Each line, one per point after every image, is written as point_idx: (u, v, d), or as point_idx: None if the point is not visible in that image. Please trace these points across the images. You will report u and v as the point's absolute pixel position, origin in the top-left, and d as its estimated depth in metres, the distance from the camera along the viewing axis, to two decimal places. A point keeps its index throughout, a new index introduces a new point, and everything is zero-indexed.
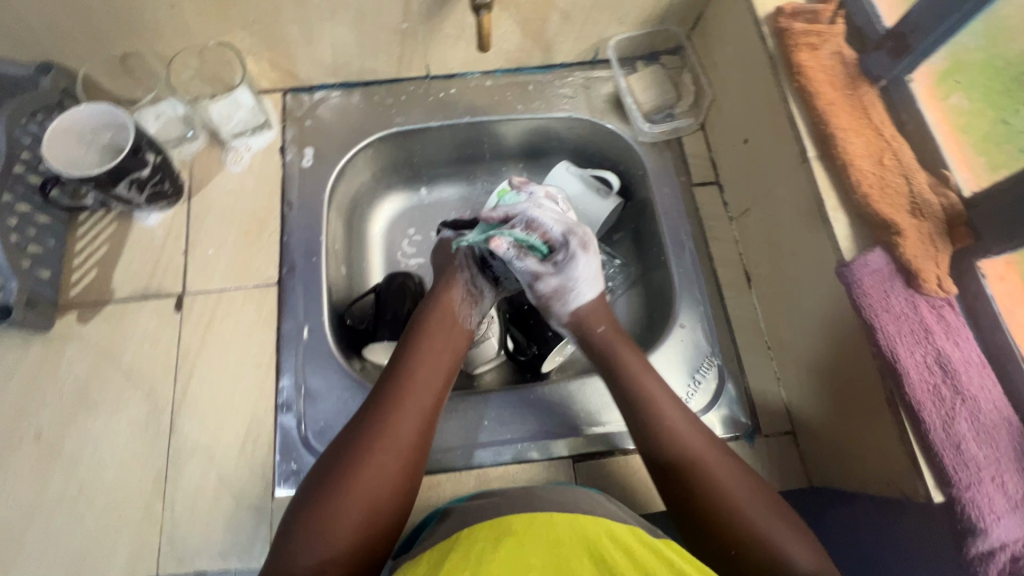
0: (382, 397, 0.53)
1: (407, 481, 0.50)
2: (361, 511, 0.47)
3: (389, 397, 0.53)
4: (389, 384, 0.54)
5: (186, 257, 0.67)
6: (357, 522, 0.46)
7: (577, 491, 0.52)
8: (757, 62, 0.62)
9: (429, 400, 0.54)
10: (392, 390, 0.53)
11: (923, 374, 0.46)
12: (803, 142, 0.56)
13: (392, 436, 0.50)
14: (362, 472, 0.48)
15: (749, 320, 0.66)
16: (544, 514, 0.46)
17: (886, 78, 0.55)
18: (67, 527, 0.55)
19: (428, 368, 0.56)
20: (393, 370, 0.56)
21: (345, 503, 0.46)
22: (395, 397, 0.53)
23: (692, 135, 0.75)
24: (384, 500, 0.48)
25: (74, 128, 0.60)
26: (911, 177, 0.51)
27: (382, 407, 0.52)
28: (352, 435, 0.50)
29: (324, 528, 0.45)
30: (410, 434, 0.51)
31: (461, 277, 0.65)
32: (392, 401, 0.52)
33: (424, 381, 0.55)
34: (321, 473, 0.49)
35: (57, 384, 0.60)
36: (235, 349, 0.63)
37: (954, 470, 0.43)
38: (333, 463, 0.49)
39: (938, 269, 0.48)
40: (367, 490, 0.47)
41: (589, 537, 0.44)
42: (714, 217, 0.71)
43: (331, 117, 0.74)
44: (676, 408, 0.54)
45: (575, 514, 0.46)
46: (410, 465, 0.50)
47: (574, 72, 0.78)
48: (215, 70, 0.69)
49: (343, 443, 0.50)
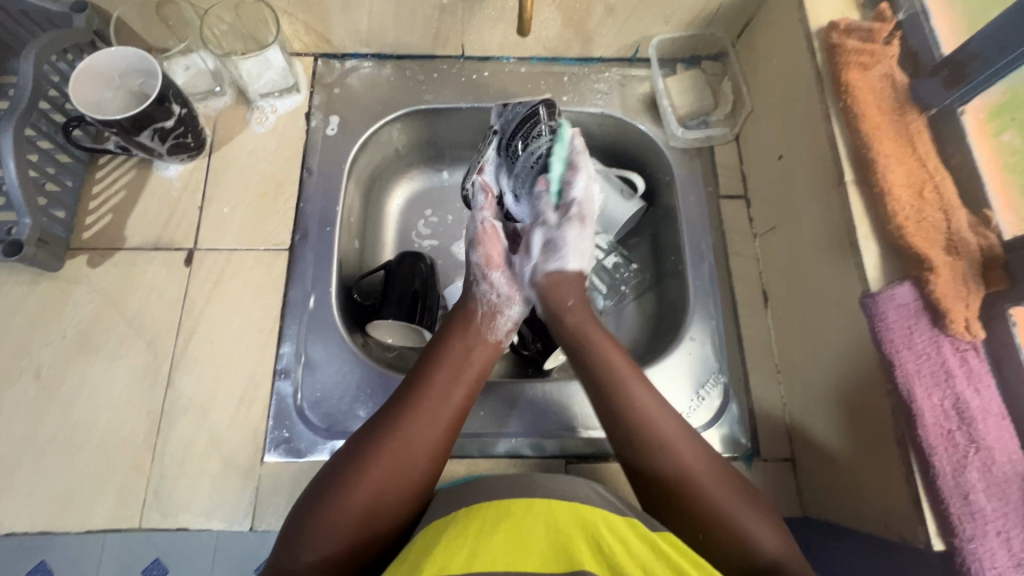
0: (402, 400, 0.51)
1: (416, 491, 0.48)
2: (364, 513, 0.46)
3: (409, 401, 0.51)
4: (410, 390, 0.53)
5: (200, 213, 0.66)
6: (359, 524, 0.45)
7: (580, 483, 0.50)
8: (804, 76, 0.59)
9: (449, 413, 0.52)
10: (412, 396, 0.52)
11: (938, 418, 0.44)
12: (841, 165, 0.53)
13: (406, 442, 0.49)
14: (371, 476, 0.47)
15: (761, 340, 0.65)
16: (540, 502, 0.46)
17: (936, 107, 0.53)
18: (57, 466, 0.56)
19: (452, 377, 0.54)
20: (418, 373, 0.54)
21: (349, 504, 0.45)
22: (414, 400, 0.51)
23: (725, 145, 0.73)
24: (390, 506, 0.47)
25: (104, 72, 0.60)
26: (951, 213, 0.49)
27: (399, 412, 0.51)
28: (367, 436, 0.49)
29: (326, 526, 0.44)
30: (425, 441, 0.50)
31: (479, 287, 0.61)
32: (412, 405, 0.51)
33: (446, 387, 0.53)
34: (332, 469, 0.48)
35: (61, 324, 0.60)
36: (240, 311, 0.63)
37: (958, 519, 0.42)
38: (345, 463, 0.48)
39: (968, 312, 0.46)
40: (373, 495, 0.46)
41: (589, 528, 0.43)
42: (738, 232, 0.69)
43: (361, 87, 0.73)
44: (670, 426, 0.51)
45: (575, 503, 0.46)
46: (422, 474, 0.49)
47: (612, 68, 0.76)
48: (249, 27, 0.68)
49: (356, 443, 0.49)
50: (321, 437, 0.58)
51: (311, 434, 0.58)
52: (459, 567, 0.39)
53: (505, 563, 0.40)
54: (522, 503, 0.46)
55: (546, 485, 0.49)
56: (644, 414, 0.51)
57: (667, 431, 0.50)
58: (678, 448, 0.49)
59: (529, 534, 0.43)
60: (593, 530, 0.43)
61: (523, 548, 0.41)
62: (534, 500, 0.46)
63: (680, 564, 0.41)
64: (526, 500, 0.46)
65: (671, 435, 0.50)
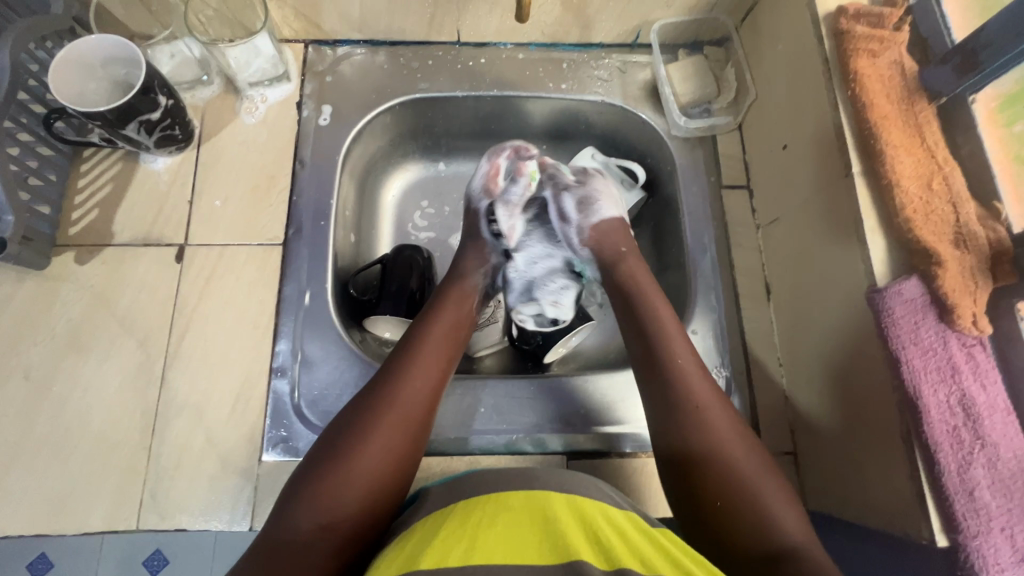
0: (392, 371, 0.52)
1: (410, 457, 0.49)
2: (368, 484, 0.45)
3: (401, 374, 0.51)
4: (399, 362, 0.53)
5: (191, 207, 0.64)
6: (360, 495, 0.45)
7: (580, 475, 0.49)
8: (810, 64, 0.58)
9: (437, 384, 0.53)
10: (401, 367, 0.52)
11: (944, 415, 0.44)
12: (849, 156, 0.52)
13: (403, 413, 0.49)
14: (371, 445, 0.47)
15: (763, 333, 0.64)
16: (540, 495, 0.45)
17: (947, 95, 0.51)
18: (51, 469, 0.55)
19: (439, 352, 0.55)
20: (406, 346, 0.55)
21: (350, 477, 0.45)
22: (405, 373, 0.52)
23: (728, 133, 0.71)
24: (389, 475, 0.47)
25: (85, 61, 0.57)
26: (960, 206, 0.48)
27: (392, 383, 0.51)
28: (361, 409, 0.49)
29: (328, 495, 0.44)
30: (420, 410, 0.50)
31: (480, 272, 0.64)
32: (406, 378, 0.51)
33: (436, 359, 0.54)
34: (326, 447, 0.47)
35: (50, 324, 0.59)
36: (234, 308, 0.61)
37: (963, 516, 0.42)
38: (339, 436, 0.47)
39: (976, 307, 0.45)
40: (375, 464, 0.46)
41: (589, 524, 0.43)
42: (740, 223, 0.68)
43: (353, 75, 0.71)
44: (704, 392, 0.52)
45: (573, 495, 0.46)
46: (418, 443, 0.50)
47: (612, 54, 0.74)
48: (236, 12, 0.66)
49: (347, 421, 0.48)
50: (319, 436, 0.58)
51: (309, 432, 0.58)
52: (458, 557, 0.38)
53: (505, 555, 0.39)
54: (521, 496, 0.45)
55: (546, 477, 0.48)
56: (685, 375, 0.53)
57: (700, 392, 0.52)
58: (709, 415, 0.50)
59: (527, 528, 0.42)
60: (592, 523, 0.43)
61: (522, 539, 0.41)
62: (531, 495, 0.45)
63: (680, 559, 0.40)
64: (526, 492, 0.46)
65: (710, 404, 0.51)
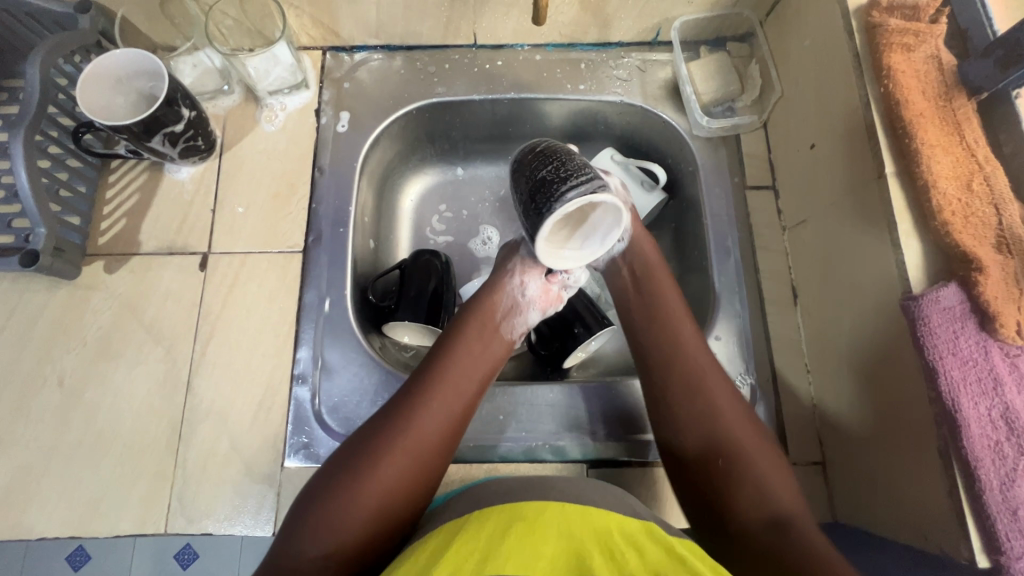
0: (413, 391, 0.51)
1: (424, 486, 0.48)
2: (379, 507, 0.45)
3: (418, 398, 0.51)
4: (420, 382, 0.52)
5: (213, 215, 0.65)
6: (371, 518, 0.45)
7: (596, 488, 0.49)
8: (840, 60, 0.55)
9: (459, 408, 0.52)
10: (421, 387, 0.51)
11: (985, 429, 0.42)
12: (881, 156, 0.50)
13: (419, 435, 0.49)
14: (383, 471, 0.46)
15: (790, 339, 0.62)
16: (555, 506, 0.45)
17: (988, 90, 0.49)
18: (82, 473, 0.56)
19: (462, 373, 0.54)
20: (428, 366, 0.54)
21: (362, 500, 0.45)
22: (424, 394, 0.51)
23: (752, 132, 0.69)
24: (402, 498, 0.46)
25: (110, 74, 0.58)
26: (1003, 208, 0.45)
27: (410, 403, 0.50)
28: (375, 435, 0.48)
29: (337, 518, 0.44)
30: (437, 435, 0.50)
31: (509, 283, 0.60)
32: (421, 401, 0.50)
33: (456, 384, 0.53)
34: (338, 466, 0.47)
35: (81, 331, 0.60)
36: (256, 315, 0.62)
37: (1006, 537, 0.40)
38: (354, 456, 0.47)
39: (1021, 315, 0.43)
40: (386, 490, 0.46)
41: (601, 536, 0.42)
42: (766, 225, 0.66)
43: (371, 81, 0.71)
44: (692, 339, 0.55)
45: (587, 504, 0.46)
46: (434, 468, 0.49)
47: (631, 53, 0.72)
48: (255, 21, 0.66)
49: (363, 440, 0.48)
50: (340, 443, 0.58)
51: (329, 438, 0.58)
52: (471, 569, 0.38)
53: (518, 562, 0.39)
54: (535, 505, 0.45)
55: (561, 488, 0.48)
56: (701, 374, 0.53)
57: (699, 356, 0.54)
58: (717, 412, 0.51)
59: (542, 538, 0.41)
60: (605, 532, 0.42)
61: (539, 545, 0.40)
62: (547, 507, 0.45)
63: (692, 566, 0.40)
64: (540, 502, 0.45)
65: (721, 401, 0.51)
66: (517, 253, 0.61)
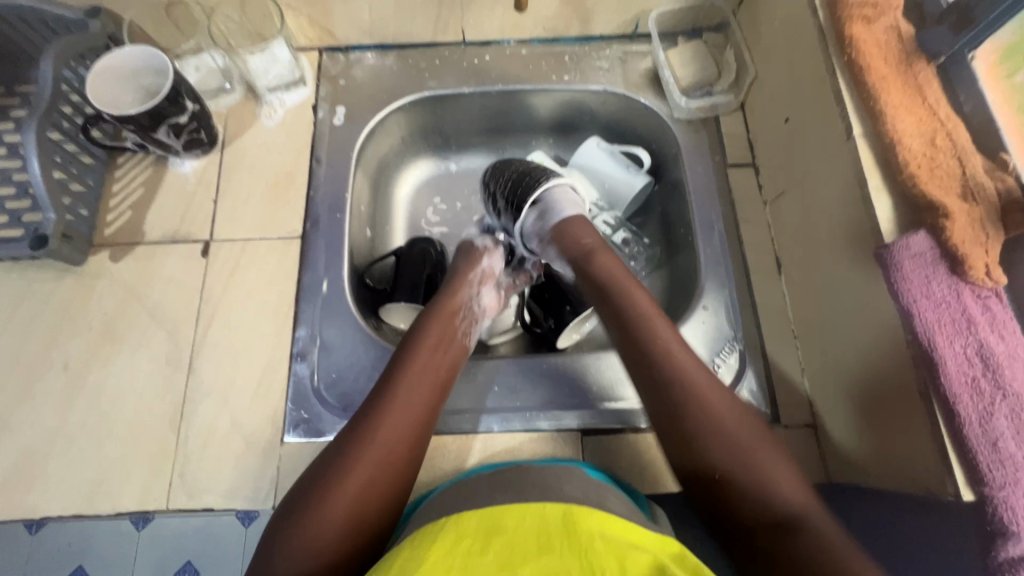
0: (372, 404, 0.52)
1: (395, 492, 0.49)
2: (349, 519, 0.46)
3: (379, 409, 0.51)
4: (378, 394, 0.53)
5: (215, 205, 0.68)
6: (343, 530, 0.45)
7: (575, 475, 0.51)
8: (807, 36, 0.59)
9: (420, 415, 0.53)
10: (381, 399, 0.52)
11: (961, 366, 0.43)
12: (849, 120, 0.53)
13: (382, 445, 0.49)
14: (348, 486, 0.47)
15: (776, 306, 0.64)
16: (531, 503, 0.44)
17: (945, 54, 0.51)
18: (86, 452, 0.57)
19: (421, 380, 0.54)
20: (386, 377, 0.54)
21: (331, 514, 0.45)
22: (382, 407, 0.52)
23: (731, 114, 0.72)
24: (371, 508, 0.47)
25: (118, 71, 0.62)
26: (966, 160, 0.48)
27: (370, 416, 0.51)
28: (339, 451, 0.49)
29: (306, 536, 0.44)
30: (401, 441, 0.50)
31: (466, 289, 0.63)
32: (380, 410, 0.51)
33: (414, 390, 0.53)
34: (307, 483, 0.48)
35: (87, 317, 0.62)
36: (256, 298, 0.64)
37: (987, 468, 0.40)
38: (320, 471, 0.48)
39: (988, 257, 0.45)
40: (355, 504, 0.46)
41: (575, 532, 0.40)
42: (748, 199, 0.69)
43: (365, 77, 0.74)
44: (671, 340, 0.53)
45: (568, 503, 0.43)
46: (402, 474, 0.50)
47: (613, 45, 0.76)
48: (256, 23, 0.70)
49: (330, 456, 0.49)
50: (339, 417, 0.59)
51: (328, 413, 0.59)
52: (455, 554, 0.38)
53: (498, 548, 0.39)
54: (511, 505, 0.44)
55: (545, 485, 0.47)
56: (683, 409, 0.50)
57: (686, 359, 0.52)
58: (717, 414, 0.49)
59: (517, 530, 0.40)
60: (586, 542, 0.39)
61: (516, 559, 0.38)
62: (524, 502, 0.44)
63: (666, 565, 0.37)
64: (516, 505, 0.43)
65: (728, 423, 0.48)
66: (478, 266, 0.65)
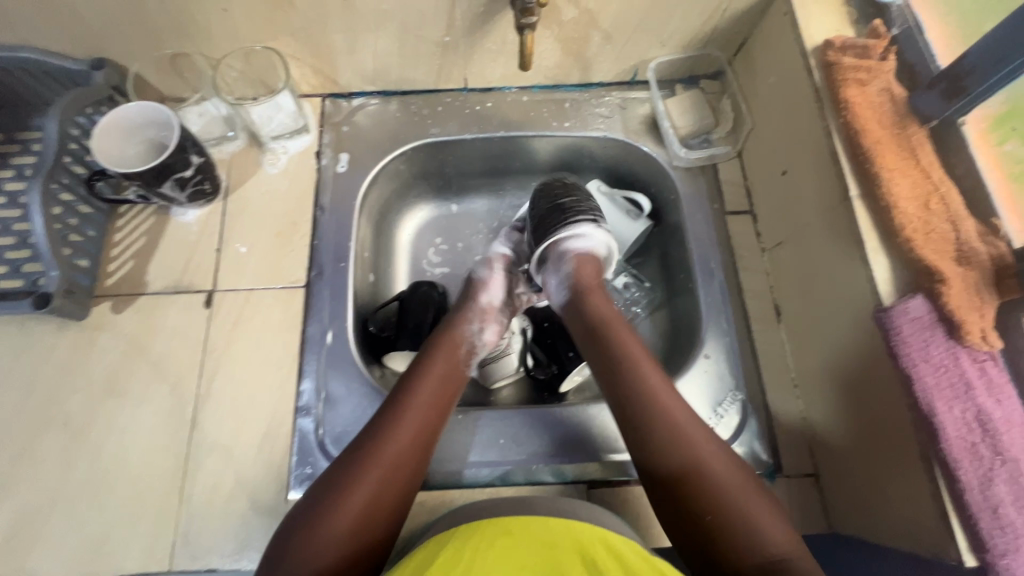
0: (378, 421, 0.54)
1: (397, 512, 0.50)
2: (350, 535, 0.47)
3: (385, 428, 0.53)
4: (386, 412, 0.54)
5: (219, 254, 0.68)
6: (343, 547, 0.46)
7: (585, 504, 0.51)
8: (802, 94, 0.60)
9: (425, 434, 0.54)
10: (388, 417, 0.54)
11: (961, 431, 0.44)
12: (846, 181, 0.54)
13: (387, 464, 0.51)
14: (355, 498, 0.48)
15: (776, 354, 0.65)
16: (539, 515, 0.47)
17: (937, 118, 0.53)
18: (87, 512, 0.57)
19: (426, 401, 0.56)
20: (393, 397, 0.56)
21: (332, 531, 0.46)
22: (389, 425, 0.53)
23: (728, 161, 0.74)
24: (372, 526, 0.48)
25: (122, 125, 0.62)
26: (959, 224, 0.49)
27: (377, 433, 0.52)
28: (343, 466, 0.50)
29: (314, 542, 0.45)
30: (406, 460, 0.52)
31: (470, 320, 0.65)
32: (387, 428, 0.53)
33: (420, 410, 0.55)
34: (312, 497, 0.49)
35: (88, 371, 0.62)
36: (261, 349, 0.64)
37: (989, 534, 0.42)
38: (324, 486, 0.49)
39: (983, 322, 0.46)
40: (360, 516, 0.48)
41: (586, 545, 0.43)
42: (746, 247, 0.70)
43: (368, 124, 0.75)
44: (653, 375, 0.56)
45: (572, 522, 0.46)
46: (404, 493, 0.51)
47: (612, 92, 0.77)
48: (259, 73, 0.71)
49: (335, 470, 0.50)
50: None
51: None
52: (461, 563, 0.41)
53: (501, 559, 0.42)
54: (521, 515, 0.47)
55: (544, 505, 0.50)
56: (678, 422, 0.53)
57: (658, 385, 0.55)
58: (690, 436, 0.52)
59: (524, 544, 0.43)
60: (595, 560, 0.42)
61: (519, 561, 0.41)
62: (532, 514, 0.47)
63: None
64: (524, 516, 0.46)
65: (700, 446, 0.51)
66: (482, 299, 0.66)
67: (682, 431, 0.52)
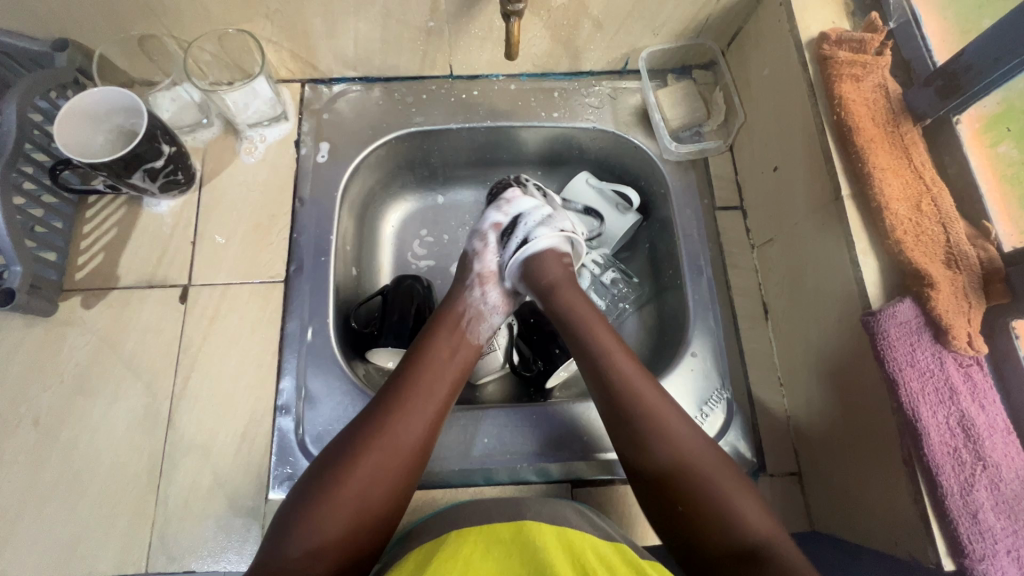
0: (385, 397, 0.53)
1: (403, 485, 0.50)
2: (356, 508, 0.47)
3: (392, 404, 0.52)
4: (394, 388, 0.54)
5: (193, 246, 0.65)
6: (348, 520, 0.46)
7: (566, 505, 0.51)
8: (796, 88, 0.59)
9: (433, 411, 0.53)
10: (396, 393, 0.53)
11: (944, 436, 0.44)
12: (837, 180, 0.53)
13: (392, 439, 0.50)
14: (360, 473, 0.48)
15: (763, 352, 0.65)
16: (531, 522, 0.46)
17: (932, 116, 0.52)
18: (59, 513, 0.55)
19: (434, 377, 0.55)
20: (401, 372, 0.55)
21: (338, 505, 0.47)
22: (396, 402, 0.52)
23: (719, 155, 0.73)
24: (377, 500, 0.48)
25: (87, 112, 0.59)
26: (949, 226, 0.48)
27: (384, 409, 0.52)
28: (349, 440, 0.50)
29: (320, 514, 0.46)
30: (412, 437, 0.51)
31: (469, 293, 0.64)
32: (395, 404, 0.52)
33: (428, 386, 0.54)
34: (318, 470, 0.49)
35: (57, 369, 0.60)
36: (239, 347, 0.62)
37: (968, 540, 0.42)
38: (330, 461, 0.49)
39: (970, 327, 0.46)
40: (365, 490, 0.48)
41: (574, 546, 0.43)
42: (735, 243, 0.69)
43: (350, 112, 0.72)
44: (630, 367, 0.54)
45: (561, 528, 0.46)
46: (410, 468, 0.51)
47: (601, 81, 0.75)
48: (233, 57, 0.67)
49: (340, 444, 0.50)
50: None
51: None
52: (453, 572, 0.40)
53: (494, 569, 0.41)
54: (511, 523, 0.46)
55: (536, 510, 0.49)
56: (660, 417, 0.52)
57: (634, 377, 0.54)
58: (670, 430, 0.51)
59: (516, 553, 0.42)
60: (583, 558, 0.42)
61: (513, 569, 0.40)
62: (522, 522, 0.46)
63: None
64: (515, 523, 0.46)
65: (681, 433, 0.51)
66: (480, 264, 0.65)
67: (667, 428, 0.51)
